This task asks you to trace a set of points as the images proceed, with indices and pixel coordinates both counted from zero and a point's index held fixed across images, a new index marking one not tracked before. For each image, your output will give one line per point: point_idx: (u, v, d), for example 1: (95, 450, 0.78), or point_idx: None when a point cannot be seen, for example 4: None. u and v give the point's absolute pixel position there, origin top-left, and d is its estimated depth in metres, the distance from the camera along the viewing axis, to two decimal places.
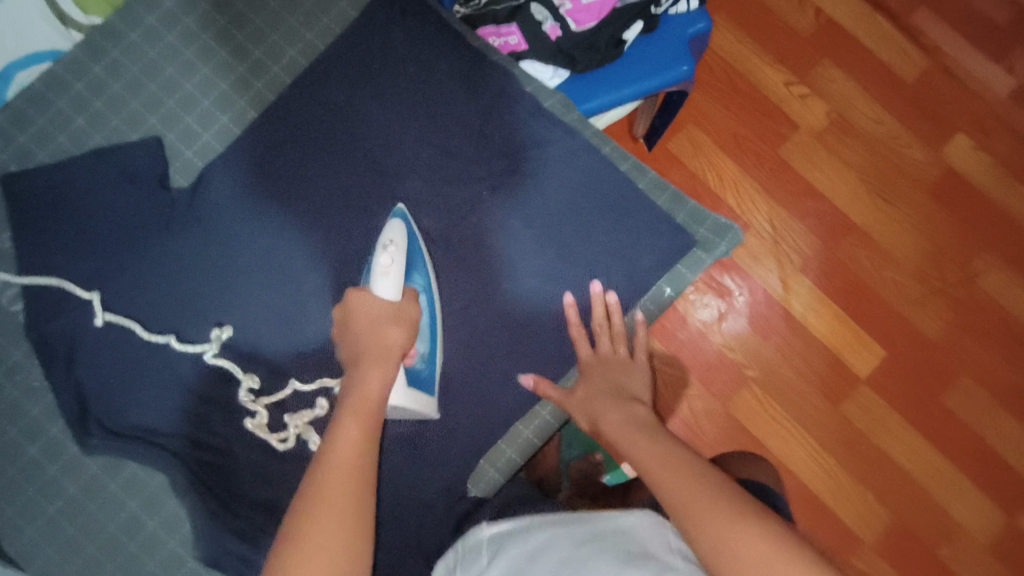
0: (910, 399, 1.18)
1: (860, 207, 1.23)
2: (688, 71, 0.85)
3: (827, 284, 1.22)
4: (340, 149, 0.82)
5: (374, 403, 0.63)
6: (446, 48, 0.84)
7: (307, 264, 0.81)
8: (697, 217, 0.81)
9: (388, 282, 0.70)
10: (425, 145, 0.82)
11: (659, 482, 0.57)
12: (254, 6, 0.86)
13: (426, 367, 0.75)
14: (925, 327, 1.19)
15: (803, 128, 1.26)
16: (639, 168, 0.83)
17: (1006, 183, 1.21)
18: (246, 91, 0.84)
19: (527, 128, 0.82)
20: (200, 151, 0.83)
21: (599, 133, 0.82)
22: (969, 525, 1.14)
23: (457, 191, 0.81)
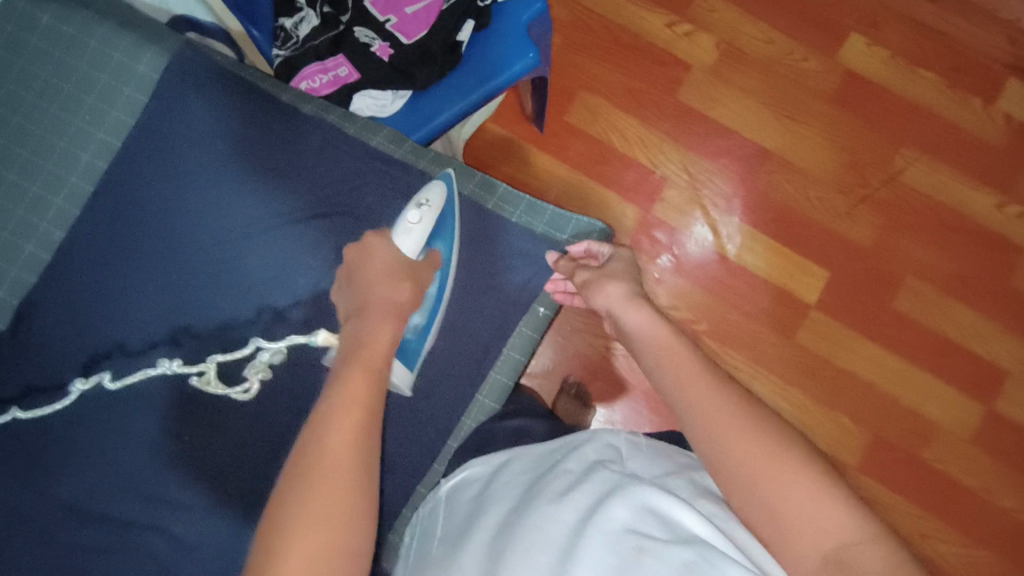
0: (862, 311, 1.16)
1: (771, 132, 1.21)
2: (535, 58, 0.75)
3: (755, 218, 1.19)
4: (238, 108, 0.76)
5: (381, 361, 0.56)
6: (244, 108, 0.76)
7: (240, 226, 0.74)
8: (559, 223, 0.83)
9: (411, 238, 0.68)
10: (269, 200, 0.74)
11: (696, 409, 0.55)
12: (31, 116, 0.76)
13: (414, 338, 0.72)
14: (857, 236, 1.18)
15: (695, 66, 1.22)
16: (487, 185, 0.83)
17: (907, 72, 1.21)
18: (47, 214, 0.75)
19: (357, 175, 0.75)
20: (12, 288, 0.75)
21: (437, 159, 0.77)
22: (942, 421, 1.13)
23: (314, 255, 0.74)
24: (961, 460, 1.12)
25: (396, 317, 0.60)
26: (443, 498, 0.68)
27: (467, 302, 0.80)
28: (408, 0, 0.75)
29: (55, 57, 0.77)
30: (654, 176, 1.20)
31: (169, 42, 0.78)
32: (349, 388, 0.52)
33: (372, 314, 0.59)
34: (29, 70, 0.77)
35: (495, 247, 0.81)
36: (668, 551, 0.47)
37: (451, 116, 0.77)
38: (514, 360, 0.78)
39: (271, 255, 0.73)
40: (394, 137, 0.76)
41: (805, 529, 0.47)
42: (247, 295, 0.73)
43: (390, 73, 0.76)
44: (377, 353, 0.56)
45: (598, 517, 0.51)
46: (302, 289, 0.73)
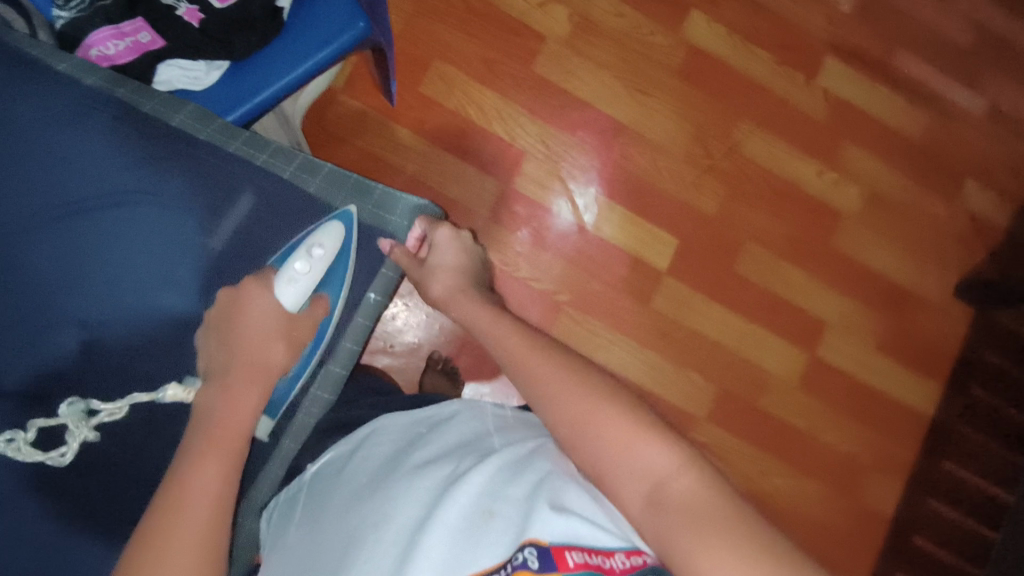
0: (708, 275, 1.25)
1: (623, 105, 1.24)
2: (366, 26, 0.71)
3: (611, 189, 1.23)
4: (1, 76, 0.63)
5: (238, 438, 0.54)
6: (7, 75, 0.63)
7: (12, 218, 0.61)
8: (387, 203, 0.76)
9: (298, 293, 0.65)
10: (53, 184, 0.63)
11: (532, 387, 0.58)
12: None
13: (285, 388, 0.69)
14: (702, 205, 1.26)
15: (550, 37, 1.22)
16: (309, 167, 0.74)
17: (743, 49, 1.29)
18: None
19: (160, 154, 0.67)
20: None
21: (251, 140, 0.71)
22: (776, 371, 1.25)
23: (111, 247, 0.63)
24: (791, 405, 1.25)
25: (254, 388, 0.58)
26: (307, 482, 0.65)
27: None
28: None
29: None
30: (512, 149, 1.20)
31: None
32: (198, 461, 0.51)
33: (238, 385, 0.57)
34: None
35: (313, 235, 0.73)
36: (517, 508, 0.49)
37: (271, 90, 0.70)
38: (349, 351, 0.73)
39: (56, 252, 0.62)
40: (201, 114, 0.69)
41: (632, 472, 0.50)
42: (42, 297, 0.61)
43: (200, 40, 0.69)
44: (234, 429, 0.54)
45: (458, 484, 0.51)
46: (95, 290, 0.62)
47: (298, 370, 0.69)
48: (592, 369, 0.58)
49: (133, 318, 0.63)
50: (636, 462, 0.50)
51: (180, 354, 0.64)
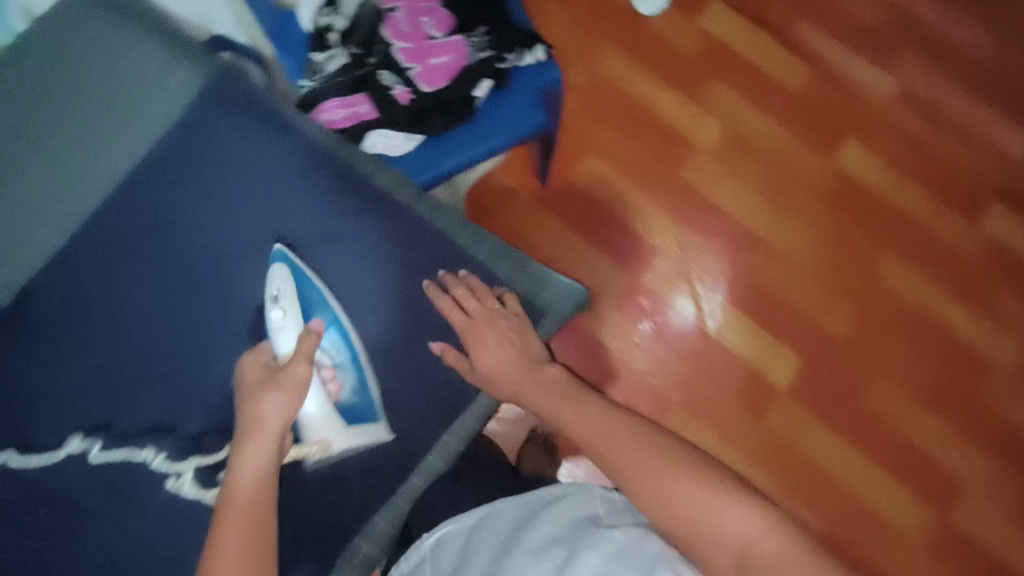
0: (832, 404, 1.19)
1: (764, 219, 1.26)
2: (543, 120, 0.81)
3: (739, 299, 1.23)
4: (264, 136, 0.77)
5: (257, 479, 0.60)
6: (269, 135, 0.77)
7: (247, 250, 0.75)
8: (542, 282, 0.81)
9: (291, 342, 0.69)
10: (279, 228, 0.76)
11: (613, 465, 0.63)
12: (63, 109, 0.76)
13: (359, 398, 0.71)
14: (834, 329, 1.22)
15: (700, 147, 1.28)
16: (480, 235, 0.81)
17: (898, 182, 1.27)
18: (60, 206, 0.75)
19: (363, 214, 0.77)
20: (20, 263, 0.74)
21: (434, 202, 0.79)
22: (898, 523, 1.14)
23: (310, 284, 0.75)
24: (911, 566, 1.13)
25: (267, 437, 0.62)
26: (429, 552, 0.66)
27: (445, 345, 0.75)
28: (435, 53, 0.78)
29: (95, 60, 0.77)
30: (646, 244, 1.24)
31: (204, 58, 0.79)
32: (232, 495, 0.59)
33: (250, 441, 0.62)
34: (66, 60, 0.77)
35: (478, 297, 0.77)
36: None
37: (459, 162, 0.80)
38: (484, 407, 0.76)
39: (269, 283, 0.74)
40: (398, 179, 0.78)
41: (715, 539, 0.55)
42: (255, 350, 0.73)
43: (406, 117, 0.77)
44: (246, 482, 0.60)
45: None
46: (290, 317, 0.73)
47: (352, 378, 0.72)
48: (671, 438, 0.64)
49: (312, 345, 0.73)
50: (731, 529, 0.55)
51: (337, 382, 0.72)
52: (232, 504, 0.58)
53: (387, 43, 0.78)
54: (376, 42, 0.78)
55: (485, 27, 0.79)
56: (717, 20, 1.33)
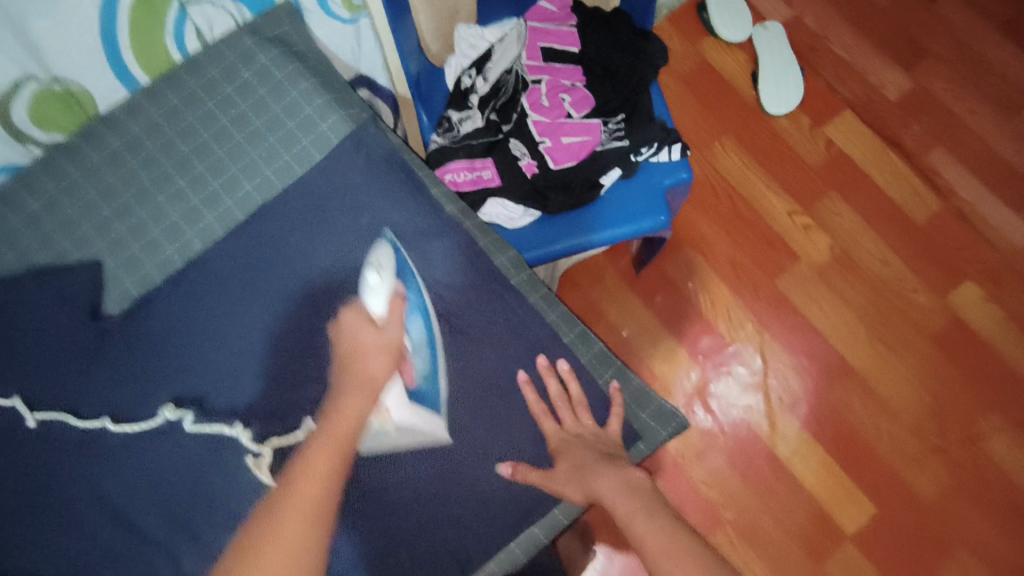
0: (901, 566, 1.09)
1: (859, 349, 1.18)
2: (665, 220, 0.77)
3: (817, 428, 1.16)
4: (404, 199, 0.65)
5: (351, 437, 0.54)
6: (407, 201, 0.65)
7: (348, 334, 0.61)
8: (640, 399, 0.65)
9: (381, 301, 0.60)
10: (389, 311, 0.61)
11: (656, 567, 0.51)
12: (203, 124, 0.66)
13: (428, 386, 0.60)
14: (917, 486, 1.12)
15: (804, 260, 1.22)
16: (585, 338, 0.67)
17: (1016, 340, 1.18)
18: (178, 241, 0.64)
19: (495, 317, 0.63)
20: (139, 281, 0.63)
21: (549, 295, 0.67)
22: None
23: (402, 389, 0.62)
24: None
25: (369, 395, 0.57)
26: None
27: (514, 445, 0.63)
28: (568, 131, 0.77)
29: (244, 79, 0.67)
30: (729, 349, 1.19)
31: (359, 112, 0.69)
32: (311, 459, 0.51)
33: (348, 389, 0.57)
34: (213, 77, 0.66)
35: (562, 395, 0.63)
36: None
37: (569, 246, 0.76)
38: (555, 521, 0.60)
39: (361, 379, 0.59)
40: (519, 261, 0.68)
41: None
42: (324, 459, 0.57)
43: (527, 190, 0.76)
44: (348, 424, 0.55)
45: None
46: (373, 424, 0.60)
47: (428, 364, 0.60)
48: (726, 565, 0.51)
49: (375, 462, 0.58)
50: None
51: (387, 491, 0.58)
52: (314, 468, 0.51)
53: (524, 113, 0.78)
54: (513, 111, 0.78)
55: (624, 113, 0.78)
56: (846, 134, 1.28)
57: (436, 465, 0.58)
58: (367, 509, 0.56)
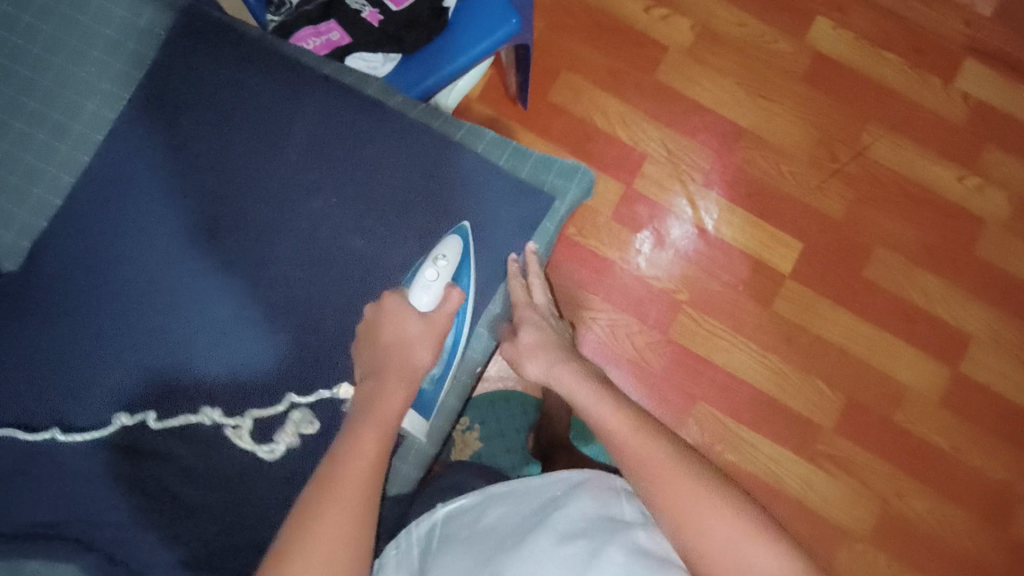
0: (836, 281, 1.23)
1: (745, 111, 1.26)
2: (518, 22, 0.86)
3: (732, 193, 1.25)
4: (244, 66, 0.83)
5: (388, 425, 0.64)
6: (256, 70, 0.83)
7: (198, 222, 0.79)
8: (544, 167, 0.87)
9: (435, 297, 0.73)
10: (254, 167, 0.81)
11: (614, 431, 0.67)
12: (44, 68, 0.83)
13: (432, 387, 0.79)
14: (829, 208, 1.24)
15: (673, 47, 1.27)
16: (475, 133, 0.88)
17: (872, 54, 1.28)
18: (67, 159, 0.83)
19: (366, 135, 0.82)
20: (47, 192, 0.82)
21: (426, 109, 0.86)
22: (915, 384, 1.21)
23: (301, 210, 0.80)
24: (930, 419, 1.20)
25: (407, 389, 0.68)
26: (443, 521, 0.73)
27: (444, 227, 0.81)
28: None
29: (66, 15, 0.85)
30: (635, 153, 1.24)
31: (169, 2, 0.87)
32: (352, 451, 0.61)
33: (388, 382, 0.67)
34: (42, 28, 0.84)
35: (472, 175, 0.83)
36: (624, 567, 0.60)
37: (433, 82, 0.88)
38: (506, 294, 0.83)
39: (216, 259, 0.79)
40: (387, 89, 0.85)
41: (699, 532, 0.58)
42: (217, 306, 0.77)
43: (380, 37, 0.86)
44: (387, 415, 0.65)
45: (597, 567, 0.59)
46: (279, 247, 0.79)
47: (446, 355, 0.79)
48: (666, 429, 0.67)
49: (324, 257, 0.79)
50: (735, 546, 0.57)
51: (334, 271, 0.79)
52: (354, 460, 0.61)
53: None
54: None
55: None
56: None
57: (383, 243, 0.80)
58: (347, 287, 0.79)
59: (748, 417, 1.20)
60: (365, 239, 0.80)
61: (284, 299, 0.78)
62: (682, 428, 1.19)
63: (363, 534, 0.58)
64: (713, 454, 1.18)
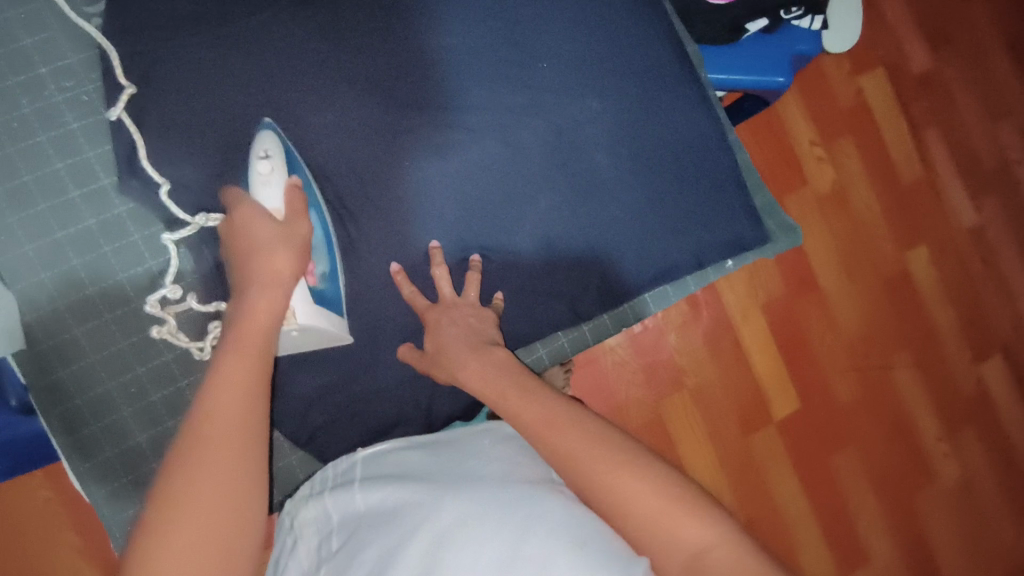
0: (806, 450, 1.33)
1: (829, 274, 1.37)
2: (783, 82, 1.01)
3: (777, 328, 1.33)
4: None
5: (260, 344, 0.62)
6: None
7: (317, 47, 0.79)
8: (770, 211, 0.94)
9: (275, 190, 0.70)
10: (403, 32, 0.81)
11: (540, 437, 0.62)
12: None
13: (329, 287, 0.74)
14: (839, 393, 1.35)
15: (810, 186, 1.36)
16: (738, 146, 0.93)
17: (940, 299, 1.43)
18: None
19: (668, 77, 0.87)
20: None
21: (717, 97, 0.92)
22: (810, 570, 1.31)
23: (578, 91, 0.84)
24: None
25: (279, 288, 0.65)
26: (360, 460, 0.71)
27: (678, 190, 0.85)
28: None
29: None
30: None
31: None
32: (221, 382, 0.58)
33: (254, 291, 0.64)
34: None
35: (723, 169, 0.87)
36: None
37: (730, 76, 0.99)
38: (687, 286, 0.91)
39: (315, 92, 0.79)
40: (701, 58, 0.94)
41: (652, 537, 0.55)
42: (336, 119, 0.79)
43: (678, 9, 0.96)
44: (256, 339, 0.62)
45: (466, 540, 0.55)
46: (490, 112, 0.81)
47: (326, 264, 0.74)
48: (602, 422, 0.63)
49: (571, 148, 0.83)
50: (659, 528, 0.55)
51: (575, 162, 0.82)
52: (218, 404, 0.56)
53: None
54: None
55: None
56: (875, 89, 1.42)
57: (626, 172, 0.83)
58: (574, 183, 0.82)
59: None
60: (612, 157, 0.83)
61: (496, 156, 0.81)
62: None
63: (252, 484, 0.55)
64: None
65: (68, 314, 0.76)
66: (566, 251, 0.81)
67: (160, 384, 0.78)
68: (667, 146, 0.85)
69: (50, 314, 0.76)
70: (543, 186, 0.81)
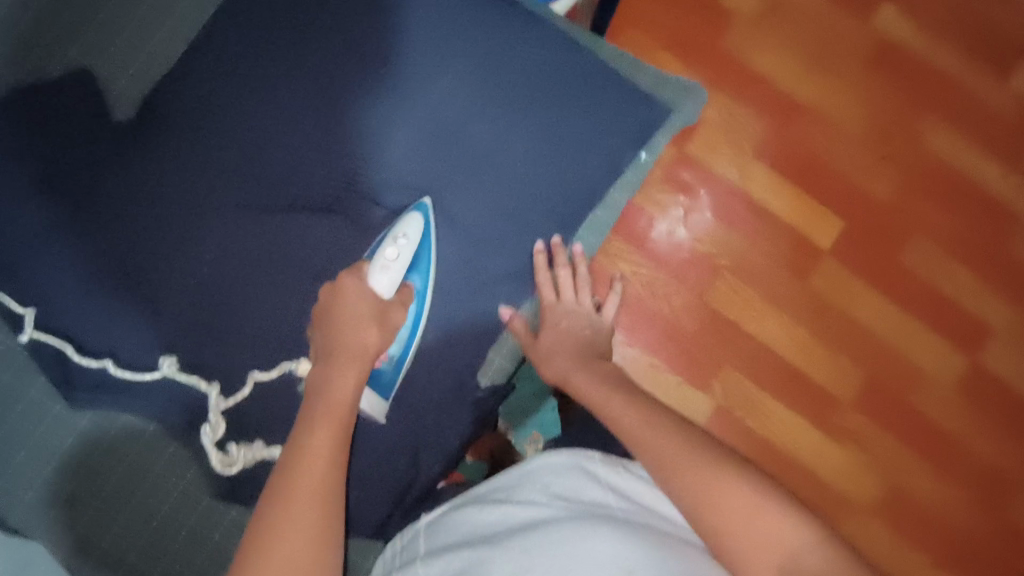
0: (873, 261, 1.26)
1: (805, 86, 1.28)
2: None
3: (783, 164, 1.26)
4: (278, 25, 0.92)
5: (348, 411, 0.69)
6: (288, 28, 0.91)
7: (207, 182, 0.87)
8: (662, 82, 0.96)
9: (389, 282, 0.79)
10: (278, 127, 0.89)
11: (639, 441, 0.68)
12: None
13: (389, 371, 0.83)
14: (874, 190, 1.27)
15: (740, 14, 1.28)
16: (596, 41, 0.97)
17: (934, 42, 1.31)
18: (158, 64, 0.92)
19: (499, 24, 0.92)
20: (137, 80, 0.91)
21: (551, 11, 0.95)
22: (935, 370, 1.24)
23: (423, 82, 0.89)
24: (947, 403, 1.23)
25: (361, 365, 0.74)
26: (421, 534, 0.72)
27: (559, 113, 0.90)
28: None
29: None
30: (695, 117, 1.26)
31: None
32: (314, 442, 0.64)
33: (342, 363, 0.73)
34: None
35: (589, 73, 0.92)
36: None
37: None
38: (619, 201, 0.93)
39: (221, 220, 0.86)
40: None
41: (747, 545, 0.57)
42: (232, 233, 0.86)
43: None
44: (343, 405, 0.69)
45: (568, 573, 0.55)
46: (362, 142, 0.89)
47: (398, 356, 0.83)
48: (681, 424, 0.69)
49: (445, 133, 0.89)
50: (742, 518, 0.58)
51: (449, 144, 0.89)
52: (318, 454, 0.63)
53: None
54: None
55: None
56: None
57: (501, 127, 0.89)
58: (461, 164, 0.89)
59: (772, 384, 1.23)
60: (485, 125, 0.89)
61: (388, 176, 0.89)
62: (707, 388, 1.22)
63: (331, 513, 0.60)
64: (732, 417, 1.21)
65: (99, 521, 0.83)
66: (495, 224, 0.89)
67: (196, 547, 0.84)
68: (527, 80, 0.90)
69: (81, 531, 0.82)
70: (448, 179, 0.89)
